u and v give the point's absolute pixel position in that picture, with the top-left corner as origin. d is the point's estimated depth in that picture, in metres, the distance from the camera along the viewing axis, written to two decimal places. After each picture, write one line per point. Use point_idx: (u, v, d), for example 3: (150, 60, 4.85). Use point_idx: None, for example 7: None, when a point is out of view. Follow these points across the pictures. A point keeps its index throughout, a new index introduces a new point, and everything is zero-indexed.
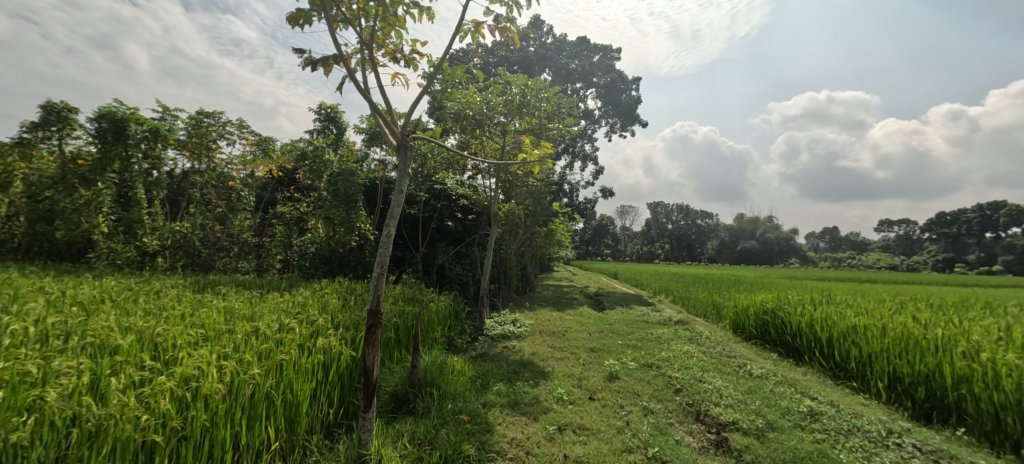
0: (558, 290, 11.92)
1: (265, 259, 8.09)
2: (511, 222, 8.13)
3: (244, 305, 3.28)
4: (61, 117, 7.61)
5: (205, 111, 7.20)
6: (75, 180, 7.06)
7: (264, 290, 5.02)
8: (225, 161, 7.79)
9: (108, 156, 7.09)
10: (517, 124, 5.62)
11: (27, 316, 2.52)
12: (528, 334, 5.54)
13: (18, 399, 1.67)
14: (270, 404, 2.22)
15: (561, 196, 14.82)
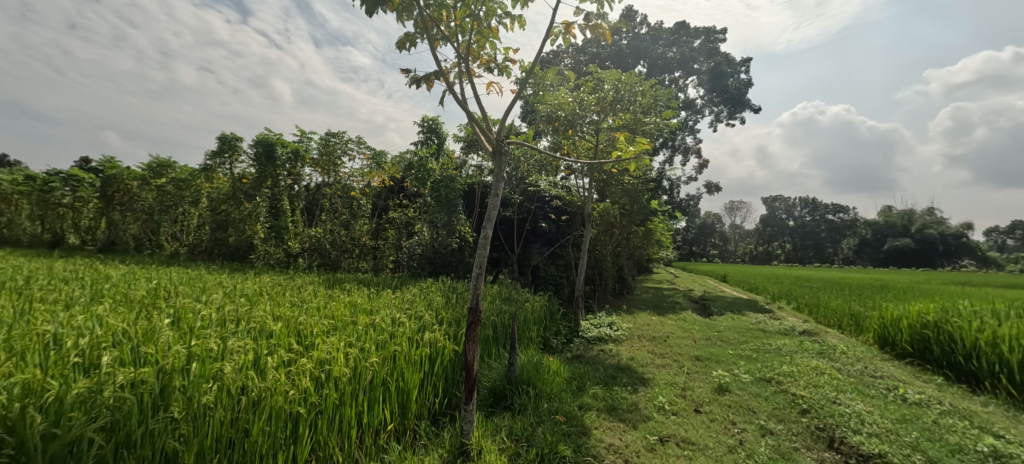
0: (659, 293, 11.27)
1: (381, 259, 8.78)
2: (606, 222, 7.96)
3: (364, 300, 3.74)
4: (230, 146, 9.33)
5: (332, 132, 8.43)
6: (241, 195, 8.99)
7: (380, 287, 5.61)
8: (348, 175, 8.96)
9: (263, 174, 8.87)
10: (610, 121, 5.46)
11: (211, 304, 3.21)
12: (625, 338, 5.36)
13: (206, 369, 2.12)
14: (386, 388, 2.50)
15: (661, 193, 13.95)
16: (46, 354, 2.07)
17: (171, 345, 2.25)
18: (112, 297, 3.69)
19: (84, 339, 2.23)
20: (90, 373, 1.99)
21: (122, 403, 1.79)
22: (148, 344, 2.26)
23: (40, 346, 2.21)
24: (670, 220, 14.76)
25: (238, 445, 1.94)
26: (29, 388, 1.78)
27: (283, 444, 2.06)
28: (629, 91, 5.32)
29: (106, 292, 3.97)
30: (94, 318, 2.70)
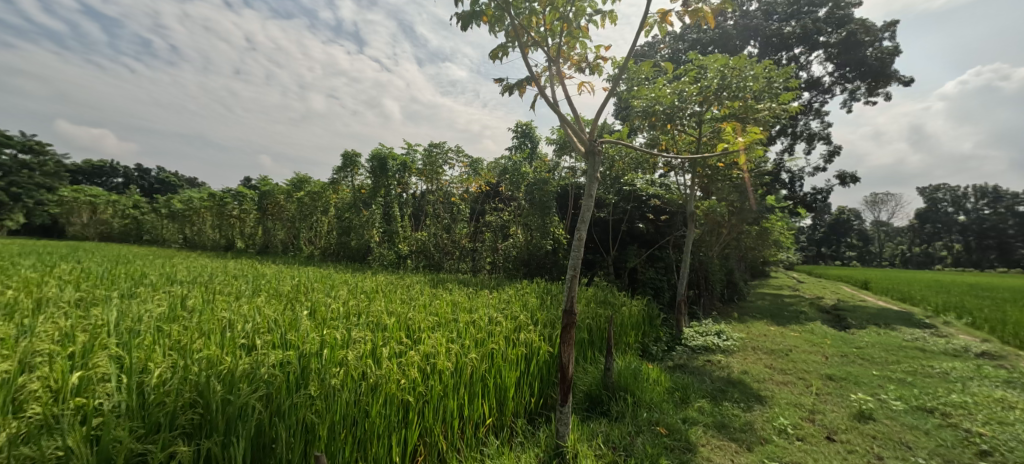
0: (778, 300, 10.05)
1: (478, 261, 9.26)
2: (711, 222, 7.35)
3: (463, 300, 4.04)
4: (351, 162, 11.02)
5: (436, 142, 9.33)
6: (360, 204, 10.52)
7: (477, 287, 5.96)
8: (449, 182, 9.91)
9: (378, 185, 10.22)
10: (715, 111, 5.02)
11: (339, 299, 3.75)
12: (736, 349, 4.86)
13: (335, 355, 2.45)
14: (486, 384, 2.62)
15: (779, 186, 12.21)
16: (224, 336, 2.61)
17: (308, 333, 2.68)
18: (266, 291, 4.54)
19: (248, 327, 2.78)
20: (251, 353, 2.45)
21: (273, 379, 2.15)
22: (292, 332, 2.72)
23: (220, 330, 2.80)
24: (793, 216, 12.93)
25: (360, 424, 2.18)
26: (211, 362, 2.24)
27: (397, 427, 2.26)
28: (738, 76, 4.81)
29: (262, 287, 4.88)
30: (255, 309, 3.35)
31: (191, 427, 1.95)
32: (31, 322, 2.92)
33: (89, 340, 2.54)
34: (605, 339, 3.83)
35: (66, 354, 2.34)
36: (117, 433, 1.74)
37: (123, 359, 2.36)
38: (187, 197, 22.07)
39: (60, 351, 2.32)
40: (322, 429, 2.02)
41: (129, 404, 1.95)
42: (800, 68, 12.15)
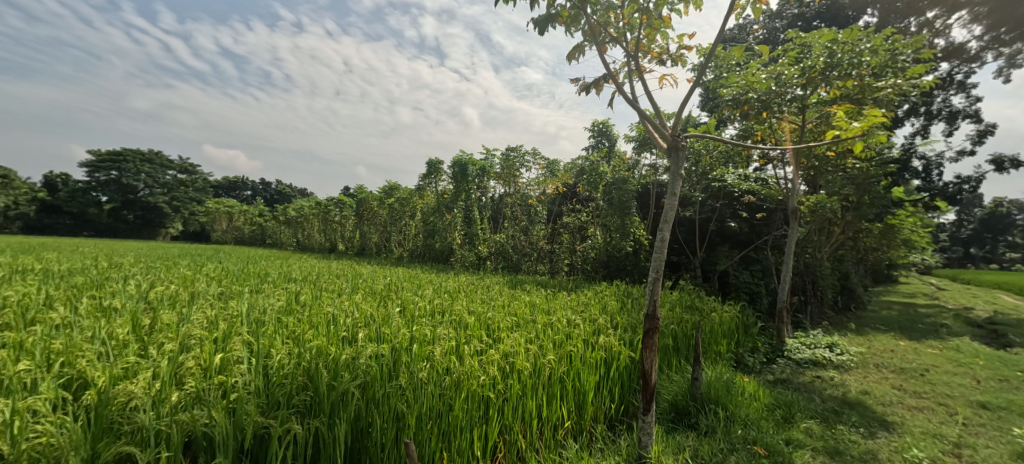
0: (912, 310, 8.63)
1: (556, 262, 10.06)
2: (821, 219, 6.53)
3: (536, 306, 4.36)
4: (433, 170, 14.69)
5: (512, 147, 10.72)
6: (444, 208, 13.39)
7: (553, 290, 6.04)
8: (526, 184, 11.06)
9: (459, 190, 12.90)
10: (822, 94, 4.48)
11: (426, 299, 4.49)
12: (853, 365, 4.25)
13: (422, 350, 2.63)
14: (564, 387, 2.61)
15: (908, 177, 10.38)
16: (330, 330, 2.96)
17: (399, 328, 3.01)
18: (362, 289, 5.12)
19: (348, 321, 3.21)
20: (351, 345, 2.73)
21: (369, 369, 2.34)
22: (386, 326, 3.10)
23: (326, 323, 3.23)
24: (930, 213, 10.87)
25: (445, 417, 2.26)
26: (319, 351, 2.53)
27: (478, 422, 2.32)
28: (851, 52, 4.24)
29: (359, 284, 5.51)
30: (354, 306, 3.87)
31: (303, 406, 2.15)
32: (188, 311, 3.59)
33: (228, 328, 3.04)
34: (693, 347, 3.59)
35: (211, 339, 2.81)
36: (245, 407, 1.98)
37: (252, 345, 2.78)
38: (308, 207, 25.85)
39: (207, 336, 2.80)
40: (411, 419, 2.13)
41: (255, 383, 2.24)
42: (937, 36, 10.21)
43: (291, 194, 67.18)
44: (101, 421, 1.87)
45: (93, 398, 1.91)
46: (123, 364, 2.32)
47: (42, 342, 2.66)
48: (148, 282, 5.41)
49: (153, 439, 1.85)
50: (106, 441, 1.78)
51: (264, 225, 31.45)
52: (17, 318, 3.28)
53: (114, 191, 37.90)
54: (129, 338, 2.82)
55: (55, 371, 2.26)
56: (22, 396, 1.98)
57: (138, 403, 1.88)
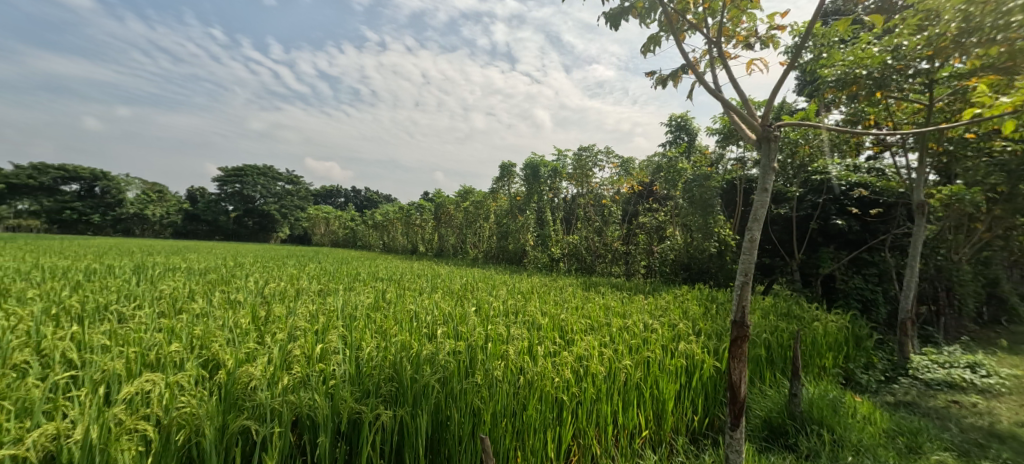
0: None
1: (632, 264, 9.78)
2: (957, 215, 5.58)
3: (611, 308, 4.32)
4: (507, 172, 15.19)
5: (584, 147, 10.59)
6: (517, 210, 13.74)
7: (630, 293, 5.84)
8: (599, 184, 10.86)
9: (532, 191, 13.08)
10: (955, 64, 3.93)
11: (500, 298, 4.64)
12: (1007, 390, 3.54)
13: (497, 350, 2.70)
14: (642, 394, 2.51)
15: None
16: (414, 328, 3.15)
17: (475, 328, 3.15)
18: (441, 288, 5.36)
19: (429, 318, 3.42)
20: (431, 342, 2.88)
21: (448, 365, 2.44)
22: (463, 325, 3.27)
23: (409, 320, 3.45)
24: None
25: (519, 416, 2.26)
26: (402, 346, 2.68)
27: (552, 424, 2.28)
28: None
29: (438, 284, 5.78)
30: (434, 304, 4.10)
31: (390, 396, 2.25)
32: (294, 306, 4.03)
33: (325, 322, 3.36)
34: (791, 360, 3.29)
35: (312, 331, 3.12)
36: (340, 394, 2.12)
37: (346, 337, 3.05)
38: (392, 212, 27.74)
39: (310, 329, 3.12)
40: (486, 415, 2.13)
41: (349, 372, 2.41)
42: None
43: (377, 200, 72.21)
44: (228, 397, 2.10)
45: (224, 378, 2.19)
46: (245, 349, 2.63)
47: (188, 328, 3.14)
48: (261, 279, 6.13)
49: (269, 415, 2.02)
50: (232, 413, 1.99)
51: (353, 228, 34.25)
52: (169, 307, 3.91)
53: (234, 201, 43.56)
54: (250, 328, 3.24)
55: (196, 352, 2.64)
56: (171, 372, 2.32)
57: (254, 384, 2.10)
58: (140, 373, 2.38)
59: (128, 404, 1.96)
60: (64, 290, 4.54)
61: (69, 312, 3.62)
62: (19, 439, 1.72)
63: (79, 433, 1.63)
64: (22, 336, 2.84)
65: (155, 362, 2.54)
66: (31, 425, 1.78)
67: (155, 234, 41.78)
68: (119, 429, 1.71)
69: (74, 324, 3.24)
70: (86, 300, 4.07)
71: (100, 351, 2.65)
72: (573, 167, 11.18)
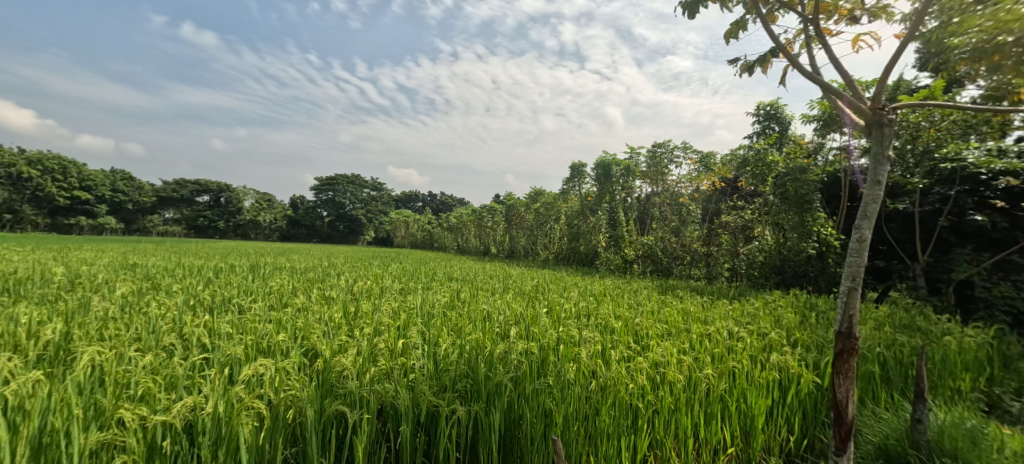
0: None
1: (714, 267, 9.12)
2: None
3: (691, 313, 4.10)
4: (578, 172, 15.23)
5: (658, 143, 10.18)
6: (588, 210, 13.63)
7: (713, 297, 5.48)
8: (676, 182, 10.35)
9: (604, 191, 12.88)
10: None
11: (571, 300, 4.60)
12: None
13: (570, 352, 2.70)
14: (727, 406, 2.33)
15: None
16: (490, 327, 3.25)
17: (547, 329, 3.16)
18: (513, 289, 5.42)
19: (502, 318, 3.49)
20: (505, 341, 2.94)
21: (521, 365, 2.46)
22: (535, 326, 3.30)
23: (482, 319, 3.53)
24: None
25: (591, 420, 2.19)
26: (475, 344, 2.77)
27: (626, 431, 2.17)
28: None
29: (510, 285, 5.86)
30: (506, 304, 4.16)
31: (465, 392, 2.30)
32: (378, 303, 4.31)
33: (406, 318, 3.55)
34: (913, 380, 2.90)
35: (395, 327, 3.32)
36: (420, 387, 2.21)
37: (426, 334, 3.20)
38: (465, 214, 28.68)
39: (393, 324, 3.33)
40: (558, 416, 2.10)
41: (428, 367, 2.52)
42: None
43: (451, 203, 74.92)
44: (325, 385, 2.28)
45: (321, 366, 2.39)
46: (338, 341, 2.86)
47: (293, 320, 3.51)
48: (350, 278, 6.63)
49: (358, 402, 2.16)
50: (329, 398, 2.16)
51: (430, 230, 35.91)
52: (277, 301, 4.40)
53: (326, 207, 47.70)
54: (342, 322, 3.53)
55: (298, 342, 2.93)
56: (279, 359, 2.59)
57: (347, 372, 2.28)
58: (255, 358, 2.69)
59: (246, 384, 2.21)
60: (195, 285, 5.26)
61: (201, 303, 4.20)
62: (166, 408, 2.01)
63: (210, 406, 1.87)
64: (168, 322, 3.34)
65: (267, 349, 2.85)
66: (176, 397, 2.07)
67: (263, 237, 47.15)
68: (239, 404, 1.93)
69: (205, 314, 3.75)
70: (212, 294, 4.68)
71: (225, 337, 3.04)
72: (647, 164, 10.77)
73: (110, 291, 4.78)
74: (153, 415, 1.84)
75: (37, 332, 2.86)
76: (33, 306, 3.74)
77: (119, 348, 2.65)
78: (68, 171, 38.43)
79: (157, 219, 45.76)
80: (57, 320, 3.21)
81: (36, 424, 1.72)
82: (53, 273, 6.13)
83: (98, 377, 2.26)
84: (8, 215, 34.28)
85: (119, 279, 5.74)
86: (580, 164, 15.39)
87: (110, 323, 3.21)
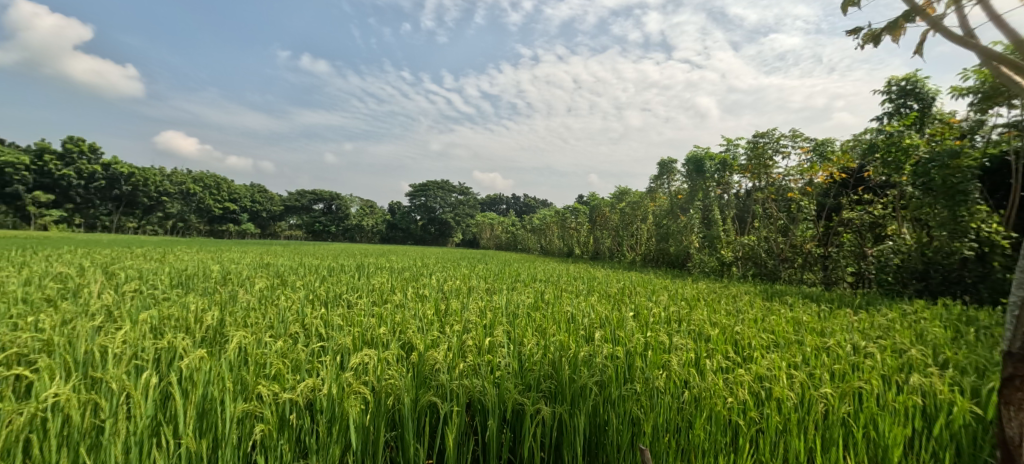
0: None
1: (833, 272, 8.27)
2: None
3: (803, 322, 3.68)
4: (668, 168, 14.59)
5: (761, 133, 9.36)
6: (678, 209, 12.97)
7: (832, 306, 4.87)
8: (782, 175, 9.37)
9: (696, 188, 12.15)
10: None
11: (660, 303, 4.37)
12: None
13: (659, 358, 2.58)
14: (850, 431, 2.03)
15: None
16: (577, 330, 3.21)
17: (634, 334, 3.05)
18: (599, 291, 5.32)
19: (586, 321, 3.42)
20: (590, 344, 2.88)
21: (606, 369, 2.38)
22: (621, 330, 3.19)
23: (568, 321, 3.51)
24: None
25: (683, 433, 2.00)
26: (560, 345, 2.75)
27: (724, 449, 1.95)
28: None
29: (595, 286, 5.76)
30: (592, 306, 4.08)
31: (550, 393, 2.28)
32: (466, 301, 4.47)
33: (492, 317, 3.63)
34: None
35: (482, 325, 3.41)
36: (506, 384, 2.23)
37: (511, 333, 3.26)
38: (549, 216, 28.83)
39: (480, 322, 3.43)
40: (646, 425, 1.98)
41: (513, 366, 2.55)
42: None
43: (534, 205, 75.52)
44: (419, 376, 2.40)
45: (416, 360, 2.53)
46: (431, 336, 3.02)
47: (393, 315, 3.78)
48: (441, 278, 6.97)
49: (449, 395, 2.24)
50: (422, 389, 2.27)
51: (514, 232, 36.61)
52: (379, 297, 4.77)
53: (419, 211, 50.89)
54: (434, 318, 3.72)
55: (396, 336, 3.14)
56: (380, 350, 2.79)
57: (438, 366, 2.38)
58: (361, 349, 2.93)
59: (354, 370, 2.42)
60: (314, 282, 5.91)
61: (319, 298, 4.71)
62: (293, 386, 2.26)
63: (325, 388, 2.07)
64: (294, 314, 3.78)
65: (371, 341, 3.10)
66: (300, 378, 2.33)
67: (366, 240, 51.65)
68: (347, 389, 2.11)
69: (321, 307, 4.20)
70: (326, 290, 5.21)
71: (337, 328, 3.36)
72: (748, 156, 9.90)
73: (251, 285, 5.56)
74: (282, 392, 2.09)
75: (201, 317, 3.41)
76: (197, 297, 4.48)
77: (258, 333, 3.05)
78: (220, 186, 45.79)
79: (282, 225, 52.41)
80: (214, 308, 3.80)
81: (201, 392, 2.04)
82: (210, 270, 7.31)
83: (243, 358, 2.63)
84: (178, 224, 41.72)
85: (257, 275, 6.66)
86: (670, 160, 14.71)
87: (252, 312, 3.72)
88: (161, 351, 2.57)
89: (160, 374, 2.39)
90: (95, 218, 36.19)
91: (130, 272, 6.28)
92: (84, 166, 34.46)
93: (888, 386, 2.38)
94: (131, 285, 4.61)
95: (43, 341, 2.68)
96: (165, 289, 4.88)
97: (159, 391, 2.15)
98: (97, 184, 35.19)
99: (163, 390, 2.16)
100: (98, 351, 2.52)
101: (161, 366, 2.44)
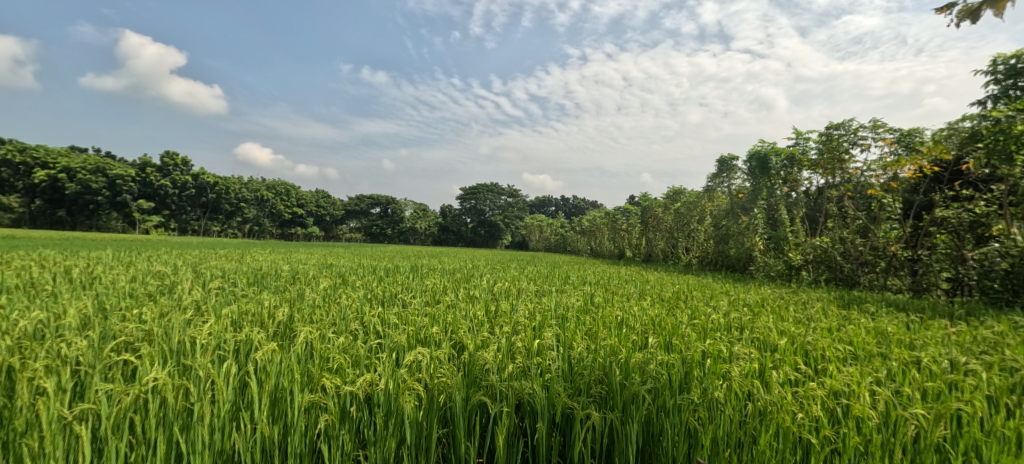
0: None
1: (924, 277, 7.46)
2: None
3: (888, 333, 3.35)
4: (727, 166, 13.96)
5: (835, 125, 8.71)
6: (739, 209, 12.35)
7: (922, 315, 4.41)
8: (861, 170, 8.66)
9: (759, 186, 11.50)
10: None
11: (720, 309, 4.15)
12: None
13: (719, 367, 2.45)
14: (946, 457, 1.81)
15: None
16: (628, 334, 3.13)
17: (691, 341, 2.92)
18: (651, 295, 5.14)
19: (638, 325, 3.32)
20: (643, 349, 2.80)
21: (660, 377, 2.28)
22: (677, 336, 3.07)
23: (619, 325, 3.42)
24: None
25: (747, 449, 1.87)
26: (612, 350, 2.69)
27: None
28: None
29: (647, 290, 5.58)
30: (643, 311, 3.93)
31: (600, 398, 2.22)
32: (516, 303, 4.47)
33: (542, 320, 3.62)
34: None
35: (531, 327, 3.40)
36: (556, 387, 2.20)
37: (560, 335, 3.23)
38: (600, 216, 28.52)
39: (529, 325, 3.42)
40: (704, 438, 1.87)
41: (563, 369, 2.52)
42: None
43: (583, 207, 75.27)
44: (470, 375, 2.43)
45: (467, 360, 2.57)
46: (481, 336, 3.04)
47: (445, 315, 3.86)
48: (492, 279, 7.07)
49: (499, 395, 2.25)
50: (473, 388, 2.30)
51: (564, 234, 36.51)
52: (433, 298, 4.89)
53: (470, 214, 51.97)
54: (484, 319, 3.76)
55: (448, 336, 3.19)
56: (433, 349, 2.85)
57: (488, 367, 2.39)
58: (415, 346, 3.02)
59: (409, 368, 2.49)
60: (372, 282, 6.19)
61: (377, 297, 4.90)
62: (353, 380, 2.36)
63: (382, 382, 2.14)
64: (355, 312, 3.94)
65: (425, 339, 3.18)
66: (359, 373, 2.43)
67: (419, 242, 53.42)
68: (402, 384, 2.17)
69: (380, 306, 4.36)
70: (384, 289, 5.42)
71: (393, 326, 3.48)
72: (820, 151, 9.24)
73: (316, 283, 5.92)
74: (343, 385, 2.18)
75: (274, 314, 3.64)
76: (270, 294, 4.82)
77: (322, 329, 3.23)
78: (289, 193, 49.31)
79: (343, 228, 55.29)
80: (284, 305, 4.06)
81: (272, 382, 2.18)
82: (280, 269, 7.87)
83: (309, 352, 2.79)
84: (255, 228, 45.20)
85: (323, 275, 7.07)
86: (730, 157, 14.03)
87: (317, 309, 3.93)
88: (240, 343, 2.78)
89: (238, 363, 2.59)
90: (186, 223, 40.43)
91: (216, 271, 6.92)
92: (178, 177, 38.78)
93: (995, 409, 2.11)
94: (216, 282, 5.06)
95: (144, 331, 2.97)
96: (244, 287, 5.30)
97: (238, 379, 2.32)
98: (187, 192, 39.27)
99: (242, 378, 2.32)
100: (189, 341, 2.76)
101: (239, 356, 2.64)
